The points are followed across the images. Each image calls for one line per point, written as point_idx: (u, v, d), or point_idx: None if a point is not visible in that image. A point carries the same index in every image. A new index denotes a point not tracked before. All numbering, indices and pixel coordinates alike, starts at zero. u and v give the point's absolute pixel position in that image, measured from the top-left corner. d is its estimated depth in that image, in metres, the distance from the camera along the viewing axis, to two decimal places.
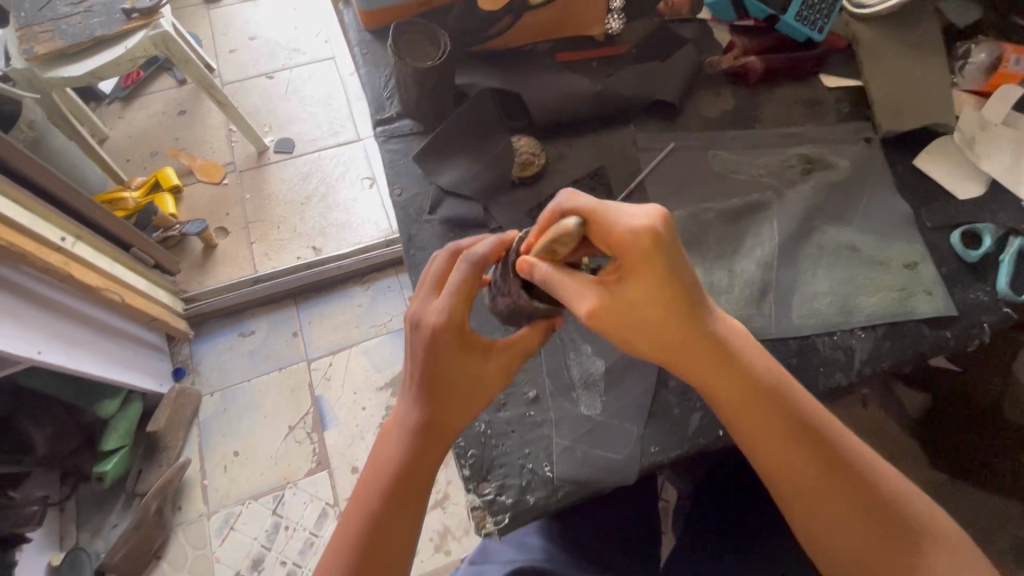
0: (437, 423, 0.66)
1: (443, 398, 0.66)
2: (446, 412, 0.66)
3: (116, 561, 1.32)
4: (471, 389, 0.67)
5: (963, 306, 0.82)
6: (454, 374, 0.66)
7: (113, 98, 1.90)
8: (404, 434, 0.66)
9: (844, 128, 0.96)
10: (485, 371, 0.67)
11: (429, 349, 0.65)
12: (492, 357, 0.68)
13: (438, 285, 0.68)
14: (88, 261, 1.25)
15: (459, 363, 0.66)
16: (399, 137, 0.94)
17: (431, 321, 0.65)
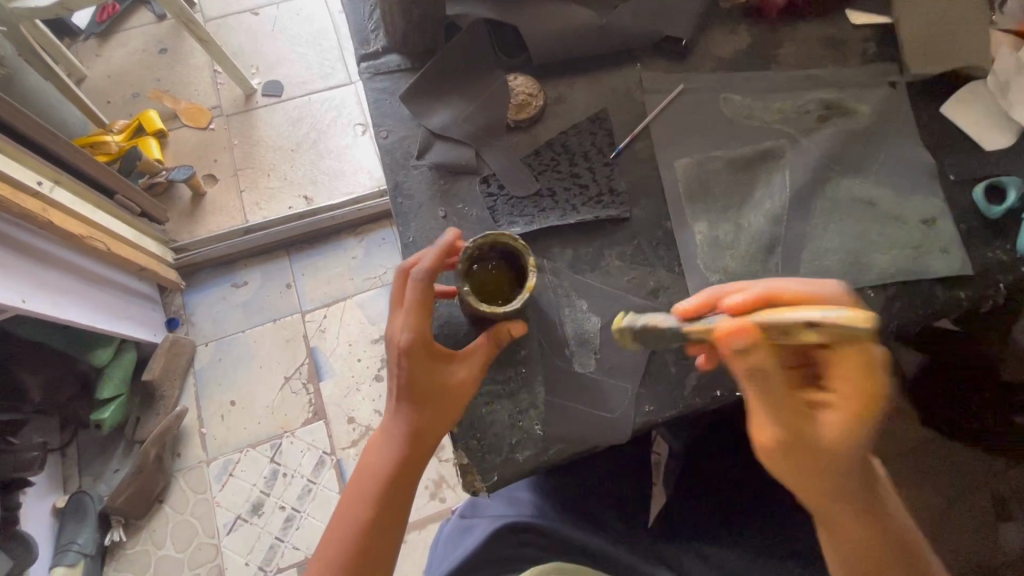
0: (421, 431, 0.66)
1: (420, 407, 0.65)
2: (429, 417, 0.66)
3: (119, 503, 1.34)
4: (444, 399, 0.66)
5: (980, 265, 0.77)
6: (433, 385, 0.65)
7: (89, 34, 1.78)
8: (390, 442, 0.66)
9: (868, 72, 0.88)
10: (455, 380, 0.66)
11: (400, 366, 0.64)
12: (460, 365, 0.67)
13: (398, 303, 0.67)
14: (69, 207, 1.20)
15: (430, 372, 0.65)
16: (385, 74, 0.86)
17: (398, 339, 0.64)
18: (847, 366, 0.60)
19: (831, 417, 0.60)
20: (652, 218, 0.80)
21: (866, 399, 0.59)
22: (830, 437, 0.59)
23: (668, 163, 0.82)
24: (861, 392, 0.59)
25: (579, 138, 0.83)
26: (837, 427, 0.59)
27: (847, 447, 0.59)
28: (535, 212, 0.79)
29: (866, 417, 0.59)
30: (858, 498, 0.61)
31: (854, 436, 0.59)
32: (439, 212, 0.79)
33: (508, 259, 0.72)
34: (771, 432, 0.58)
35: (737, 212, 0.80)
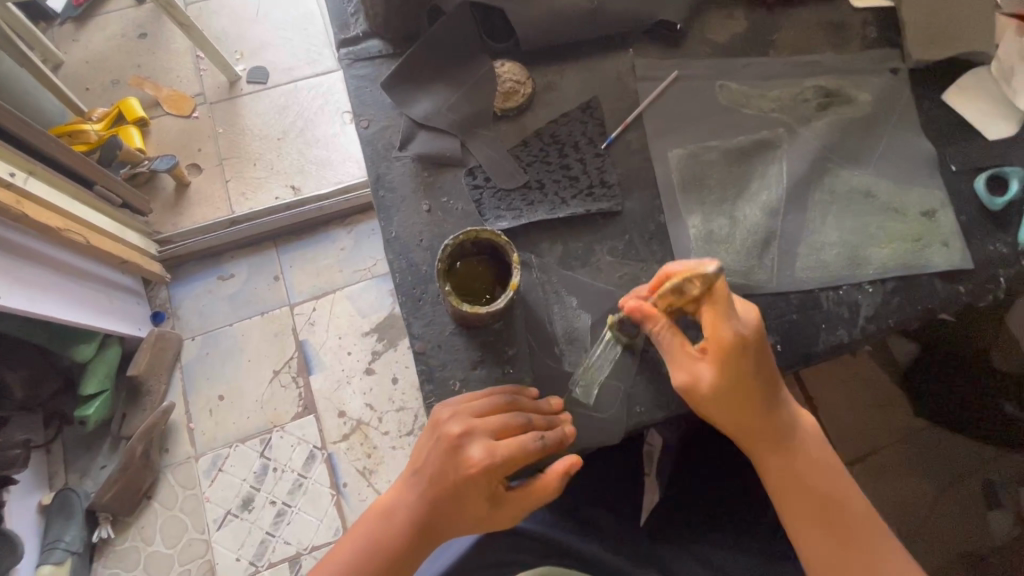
0: (437, 528, 0.64)
1: (451, 516, 0.63)
2: (443, 524, 0.63)
3: (105, 500, 1.32)
4: (476, 523, 0.63)
5: (981, 258, 0.75)
6: (460, 501, 0.62)
7: (65, 18, 1.71)
8: (405, 522, 0.63)
9: (869, 57, 0.85)
10: (493, 516, 0.63)
11: (455, 486, 0.61)
12: (504, 507, 0.62)
13: (472, 427, 0.61)
14: (44, 199, 1.15)
15: (475, 503, 0.62)
16: (366, 60, 0.82)
17: (462, 470, 0.60)
18: (711, 313, 0.63)
19: (708, 360, 0.63)
20: (645, 212, 0.77)
21: (729, 344, 0.62)
22: (710, 381, 0.63)
23: (661, 153, 0.79)
24: (727, 338, 0.62)
25: (569, 128, 0.80)
26: (717, 370, 0.63)
27: (743, 388, 0.63)
28: (523, 206, 0.76)
29: (745, 361, 0.62)
30: (767, 437, 0.66)
31: (733, 377, 0.62)
32: (423, 205, 0.76)
33: (491, 256, 0.71)
34: (680, 374, 0.64)
35: (733, 205, 0.77)
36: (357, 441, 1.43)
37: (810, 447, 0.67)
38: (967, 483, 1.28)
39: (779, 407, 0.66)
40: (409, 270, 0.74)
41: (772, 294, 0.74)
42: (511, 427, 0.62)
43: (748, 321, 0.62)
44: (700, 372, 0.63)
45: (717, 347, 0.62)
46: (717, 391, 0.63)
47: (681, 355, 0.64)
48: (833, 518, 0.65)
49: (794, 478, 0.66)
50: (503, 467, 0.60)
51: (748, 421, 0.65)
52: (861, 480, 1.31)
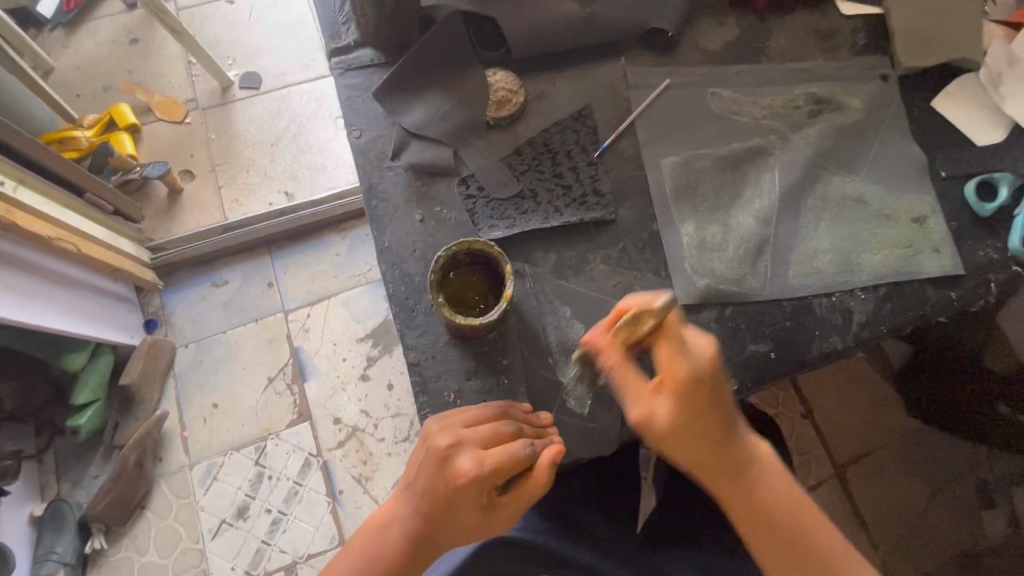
0: (433, 541, 0.63)
1: (445, 528, 0.62)
2: (438, 537, 0.62)
3: (98, 511, 1.30)
4: (470, 534, 0.62)
5: (971, 264, 0.76)
6: (452, 513, 0.61)
7: (55, 24, 1.70)
8: (400, 536, 0.63)
9: (859, 64, 0.85)
10: (488, 525, 0.62)
11: (446, 497, 0.60)
12: (498, 515, 0.62)
13: (459, 437, 0.61)
14: (35, 209, 1.14)
15: (468, 513, 0.61)
16: (358, 69, 0.82)
17: (450, 481, 0.59)
18: (665, 349, 0.61)
19: (664, 398, 0.61)
20: (639, 220, 0.77)
21: (683, 379, 0.60)
22: (664, 416, 0.61)
23: (654, 161, 0.79)
24: (678, 375, 0.60)
25: (561, 136, 0.80)
26: (670, 406, 0.60)
27: (697, 423, 0.61)
28: (516, 215, 0.76)
29: (699, 398, 0.60)
30: (723, 471, 0.62)
31: (685, 412, 0.60)
32: (416, 215, 0.76)
33: (485, 268, 0.71)
34: (635, 412, 0.62)
35: (726, 212, 0.77)
36: (353, 449, 1.42)
37: (768, 477, 0.63)
38: (961, 483, 1.29)
39: (734, 436, 0.63)
40: (403, 280, 0.74)
41: (766, 301, 0.74)
42: (500, 437, 0.62)
43: (698, 355, 0.61)
44: (654, 412, 0.61)
45: (671, 386, 0.61)
46: (672, 427, 0.60)
47: (637, 390, 0.62)
48: (801, 552, 0.61)
49: (756, 514, 0.62)
50: (493, 476, 0.59)
51: (704, 455, 0.61)
52: (856, 481, 1.31)
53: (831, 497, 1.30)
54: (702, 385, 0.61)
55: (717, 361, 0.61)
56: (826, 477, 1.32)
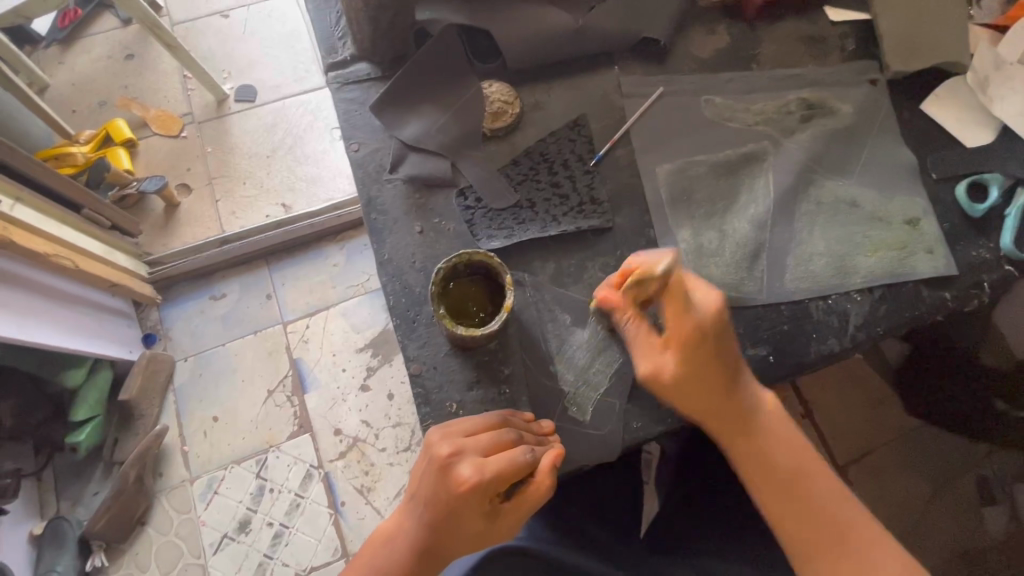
0: (438, 551, 0.63)
1: (450, 538, 0.62)
2: (442, 547, 0.62)
3: (99, 527, 1.30)
4: (475, 541, 0.62)
5: (964, 264, 0.77)
6: (456, 522, 0.61)
7: (50, 40, 1.70)
8: (406, 550, 0.63)
9: (849, 69, 0.87)
10: (491, 532, 0.62)
11: (449, 508, 0.60)
12: (500, 521, 0.62)
13: (458, 447, 0.61)
14: (32, 225, 1.14)
15: (471, 521, 0.61)
16: (355, 83, 0.83)
17: (451, 491, 0.59)
18: (674, 297, 0.64)
19: (673, 350, 0.65)
20: (636, 228, 0.78)
21: (687, 336, 0.64)
22: (671, 368, 0.64)
23: (649, 169, 0.80)
24: (689, 323, 0.64)
25: (558, 146, 0.81)
26: (678, 350, 0.64)
27: (707, 368, 0.64)
28: (514, 225, 0.77)
29: (704, 353, 0.64)
30: (731, 423, 0.66)
31: (690, 353, 0.64)
32: (415, 227, 0.77)
33: (485, 278, 0.71)
34: (643, 368, 0.66)
35: (721, 218, 0.78)
36: (354, 459, 1.42)
37: (769, 424, 0.67)
38: (962, 480, 1.29)
39: (735, 384, 0.66)
40: (403, 292, 0.74)
41: (763, 305, 0.75)
42: (501, 444, 0.62)
43: (702, 296, 0.64)
44: (663, 359, 0.65)
45: (678, 341, 0.64)
46: (679, 375, 0.64)
47: (646, 346, 0.66)
48: (796, 497, 0.64)
49: (757, 458, 0.66)
50: (494, 483, 0.59)
51: (713, 404, 0.65)
52: (858, 480, 1.31)
53: None
54: (711, 335, 0.64)
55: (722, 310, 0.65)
56: None
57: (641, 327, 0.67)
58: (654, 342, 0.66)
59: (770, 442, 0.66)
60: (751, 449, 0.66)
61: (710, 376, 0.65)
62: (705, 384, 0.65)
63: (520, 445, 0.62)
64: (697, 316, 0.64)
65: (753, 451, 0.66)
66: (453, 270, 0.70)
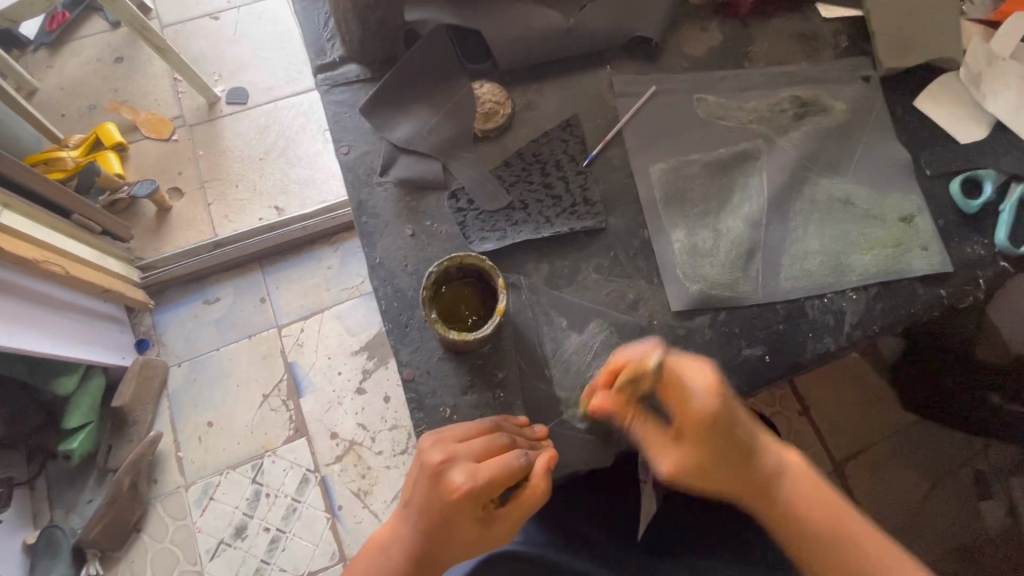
0: (433, 560, 0.62)
1: (444, 546, 0.61)
2: (437, 555, 0.61)
3: (93, 536, 1.28)
4: (470, 548, 0.62)
5: (959, 261, 0.77)
6: (450, 529, 0.60)
7: (38, 44, 1.68)
8: (401, 558, 0.62)
9: (842, 66, 0.86)
10: (486, 538, 0.62)
11: (443, 515, 0.59)
12: (495, 528, 0.61)
13: (451, 453, 0.60)
14: (21, 232, 1.12)
15: (465, 529, 0.60)
16: (344, 85, 0.82)
17: (445, 497, 0.58)
18: (673, 390, 0.65)
19: (683, 442, 0.64)
20: (630, 228, 0.77)
21: (697, 421, 0.63)
22: (686, 461, 0.63)
23: (643, 169, 0.79)
24: (695, 414, 0.63)
25: (550, 147, 0.80)
26: (689, 448, 0.64)
27: (722, 453, 0.64)
28: (507, 226, 0.76)
29: (715, 433, 0.63)
30: (757, 490, 0.65)
31: (701, 445, 0.63)
32: (406, 230, 0.76)
33: (477, 280, 0.70)
34: (661, 468, 0.65)
35: (715, 217, 0.77)
36: (351, 463, 1.41)
37: (799, 498, 0.65)
38: (959, 475, 1.29)
39: (756, 467, 0.65)
40: (395, 295, 0.73)
41: (758, 305, 0.74)
42: (494, 449, 0.61)
43: (698, 384, 0.63)
44: (679, 459, 0.64)
45: (689, 429, 0.64)
46: (698, 467, 0.64)
47: (657, 442, 0.65)
48: (836, 545, 0.63)
49: (792, 529, 0.64)
50: (487, 489, 0.58)
51: (738, 480, 0.65)
52: (856, 476, 1.31)
53: None
54: (719, 416, 0.63)
55: (723, 387, 0.64)
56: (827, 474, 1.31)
57: (649, 431, 0.66)
58: (662, 440, 0.65)
59: (796, 499, 0.65)
60: (782, 511, 0.65)
61: (728, 461, 0.64)
62: (725, 467, 0.64)
63: (514, 450, 0.62)
64: (698, 404, 0.63)
65: (785, 516, 0.65)
66: (445, 273, 0.69)
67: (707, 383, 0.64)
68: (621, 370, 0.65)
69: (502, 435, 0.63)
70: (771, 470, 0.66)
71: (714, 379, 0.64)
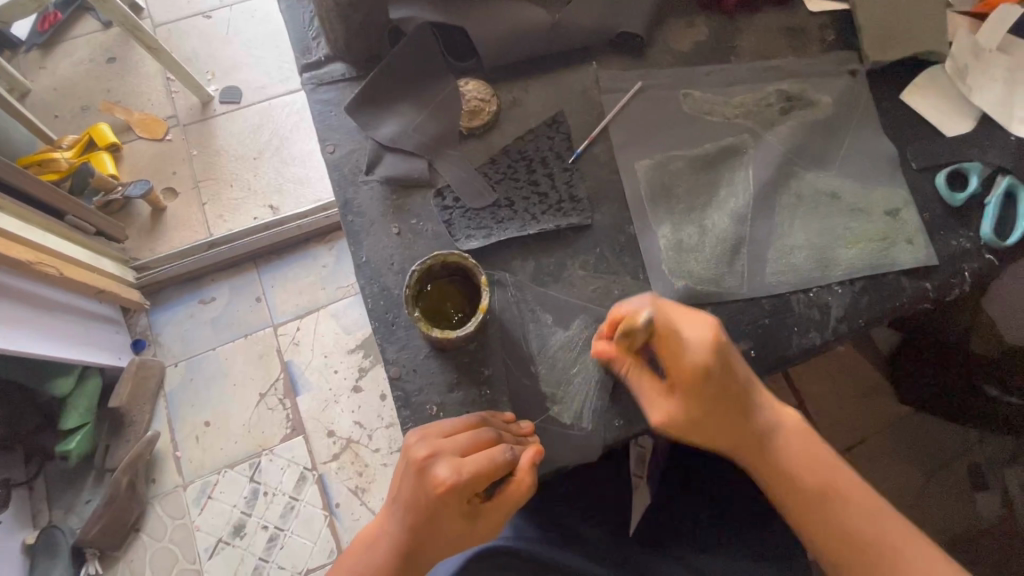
0: (421, 552, 0.62)
1: (431, 538, 0.62)
2: (424, 548, 0.62)
3: (92, 536, 1.29)
4: (457, 540, 0.62)
5: (945, 254, 0.77)
6: (436, 524, 0.61)
7: (30, 45, 1.68)
8: (389, 550, 0.63)
9: (828, 60, 0.86)
10: (473, 531, 0.62)
11: (429, 508, 0.60)
12: (482, 520, 0.62)
13: (436, 447, 0.61)
14: (14, 234, 1.12)
15: (451, 521, 0.61)
16: (330, 84, 0.82)
17: (430, 490, 0.59)
18: (672, 340, 0.64)
19: (677, 394, 0.65)
20: (616, 224, 0.77)
21: (692, 374, 0.63)
22: (681, 411, 0.64)
23: (628, 165, 0.80)
24: (692, 364, 0.63)
25: (536, 143, 0.80)
26: (685, 398, 0.64)
27: (717, 404, 0.64)
28: (493, 224, 0.76)
29: (710, 387, 0.63)
30: (749, 445, 0.67)
31: (696, 397, 0.64)
32: (392, 228, 0.76)
33: (461, 277, 0.71)
34: (657, 417, 0.66)
35: (701, 212, 0.78)
36: (347, 461, 1.41)
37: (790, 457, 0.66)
38: (953, 467, 1.30)
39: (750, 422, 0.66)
40: (382, 294, 0.73)
41: (745, 299, 0.74)
42: (479, 443, 0.62)
43: (692, 337, 0.63)
44: (671, 405, 0.65)
45: (683, 382, 0.64)
46: (692, 418, 0.65)
47: (650, 390, 0.66)
48: (823, 500, 0.65)
49: (782, 484, 0.66)
50: (472, 482, 0.59)
51: (730, 434, 0.66)
52: (851, 469, 1.32)
53: None
54: (715, 369, 0.63)
55: (722, 339, 0.64)
56: None
57: (644, 377, 0.66)
58: (658, 389, 0.66)
59: (787, 457, 0.67)
60: (771, 464, 0.67)
61: (721, 414, 0.65)
62: (719, 419, 0.65)
63: (500, 444, 0.62)
64: (694, 356, 0.63)
65: (777, 473, 0.67)
66: (429, 271, 0.70)
67: (707, 338, 0.63)
68: (619, 323, 0.65)
69: (489, 428, 0.64)
70: (764, 427, 0.67)
71: (715, 332, 0.63)
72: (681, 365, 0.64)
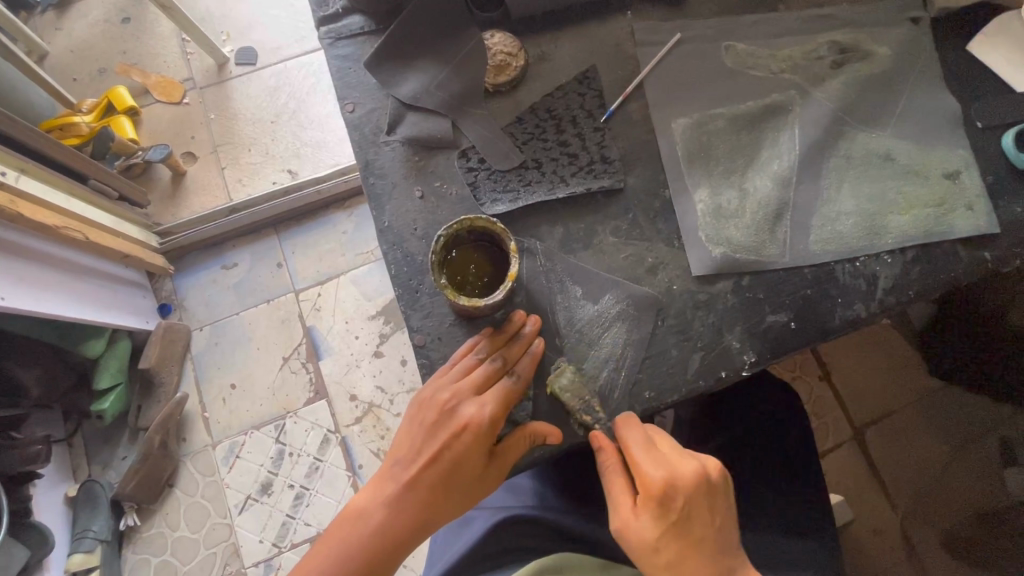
0: (434, 501, 0.64)
1: (449, 484, 0.64)
2: (441, 494, 0.64)
3: (128, 490, 1.33)
4: (472, 486, 0.64)
5: (1007, 222, 0.71)
6: (457, 467, 0.63)
7: (45, 5, 1.64)
8: (397, 501, 0.64)
9: (887, 7, 0.79)
10: (487, 477, 0.64)
11: (450, 447, 0.63)
12: (495, 463, 0.64)
13: (454, 388, 0.64)
14: (38, 197, 1.12)
15: (470, 460, 0.63)
16: (347, 39, 0.78)
17: (453, 428, 0.63)
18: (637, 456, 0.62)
19: (641, 509, 0.61)
20: (649, 188, 0.73)
21: (654, 490, 0.60)
22: (641, 532, 0.60)
23: (664, 123, 0.75)
24: (648, 484, 0.60)
25: (566, 101, 0.76)
26: (646, 523, 0.60)
27: (676, 537, 0.60)
28: (520, 187, 0.73)
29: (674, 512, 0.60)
30: None
31: (664, 524, 0.60)
32: (415, 191, 0.73)
33: (486, 242, 0.68)
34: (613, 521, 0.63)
35: (742, 175, 0.73)
36: (370, 424, 1.43)
37: None
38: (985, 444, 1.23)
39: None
40: (405, 260, 0.71)
41: (785, 269, 0.70)
42: (493, 385, 0.65)
43: (655, 465, 0.61)
44: (629, 524, 0.61)
45: (647, 499, 0.61)
46: (652, 544, 0.60)
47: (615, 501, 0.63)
48: None
49: None
50: (493, 418, 0.63)
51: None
52: (877, 443, 1.28)
53: (851, 459, 1.27)
54: (671, 500, 0.60)
55: (693, 481, 0.61)
56: (845, 441, 1.28)
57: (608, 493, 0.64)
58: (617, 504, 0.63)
59: None
60: None
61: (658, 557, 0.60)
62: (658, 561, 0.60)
63: (512, 387, 0.65)
64: (648, 482, 0.60)
65: None
66: (455, 236, 0.67)
67: (680, 472, 0.61)
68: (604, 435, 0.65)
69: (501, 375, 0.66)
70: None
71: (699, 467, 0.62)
72: (646, 483, 0.61)
